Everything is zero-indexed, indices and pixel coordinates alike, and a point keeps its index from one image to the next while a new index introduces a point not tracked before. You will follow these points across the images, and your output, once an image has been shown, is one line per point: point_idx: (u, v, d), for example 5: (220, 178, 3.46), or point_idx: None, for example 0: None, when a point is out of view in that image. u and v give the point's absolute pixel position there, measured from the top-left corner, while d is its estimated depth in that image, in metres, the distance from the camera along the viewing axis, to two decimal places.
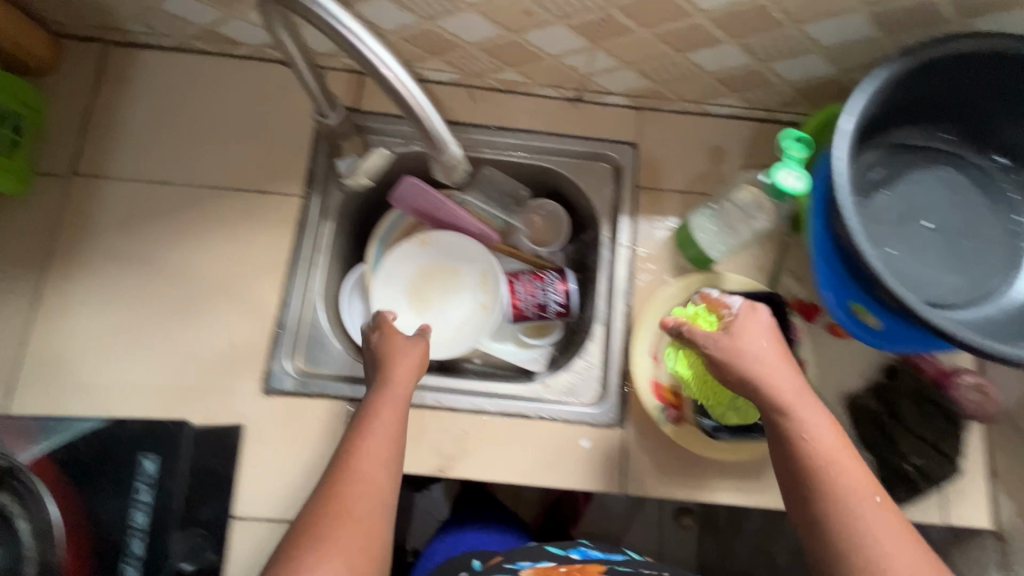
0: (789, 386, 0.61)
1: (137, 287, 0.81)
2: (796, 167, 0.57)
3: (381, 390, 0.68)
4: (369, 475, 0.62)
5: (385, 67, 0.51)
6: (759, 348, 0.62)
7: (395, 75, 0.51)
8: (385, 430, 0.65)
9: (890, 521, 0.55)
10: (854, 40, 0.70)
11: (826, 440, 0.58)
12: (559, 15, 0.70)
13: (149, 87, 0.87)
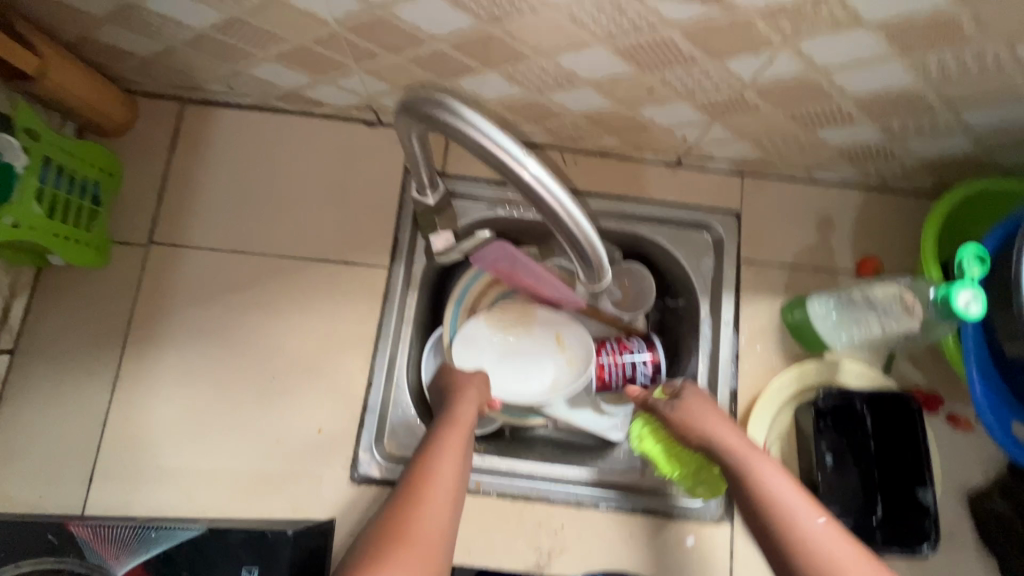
0: (745, 445, 0.64)
1: (220, 366, 0.77)
2: (975, 289, 0.53)
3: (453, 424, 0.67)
4: (434, 504, 0.59)
5: (524, 169, 0.42)
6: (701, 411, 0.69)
7: (536, 177, 0.42)
8: (451, 446, 0.64)
9: (848, 549, 0.55)
10: (1009, 124, 0.64)
11: (794, 495, 0.59)
12: (685, 94, 0.65)
13: (228, 148, 0.83)
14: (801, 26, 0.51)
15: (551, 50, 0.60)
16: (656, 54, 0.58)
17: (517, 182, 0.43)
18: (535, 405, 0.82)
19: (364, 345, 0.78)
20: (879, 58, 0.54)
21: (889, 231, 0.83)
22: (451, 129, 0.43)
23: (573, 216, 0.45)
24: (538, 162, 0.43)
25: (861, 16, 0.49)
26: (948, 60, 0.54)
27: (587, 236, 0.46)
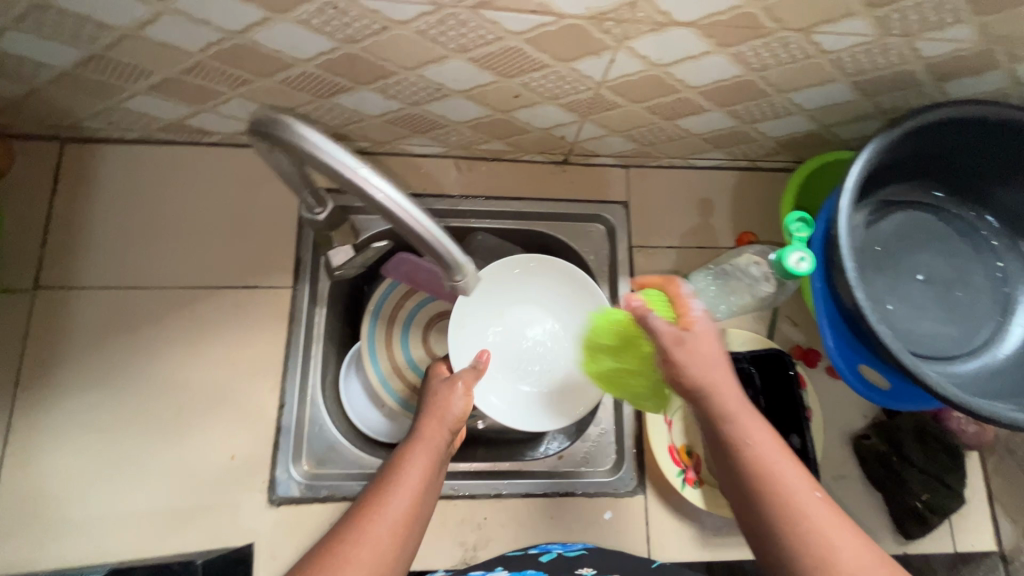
0: (730, 400, 0.56)
1: (121, 405, 0.75)
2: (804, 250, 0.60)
3: (424, 443, 0.66)
4: (380, 540, 0.55)
5: (371, 186, 0.45)
6: (707, 338, 0.59)
7: (383, 194, 0.45)
8: (420, 472, 0.62)
9: (834, 520, 0.51)
10: (834, 104, 0.72)
11: (778, 458, 0.54)
12: (549, 97, 0.70)
13: (114, 184, 0.82)
14: (628, 28, 0.56)
15: (414, 64, 0.63)
16: (510, 61, 0.62)
17: (367, 198, 0.45)
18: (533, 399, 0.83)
19: (274, 367, 0.79)
20: (705, 53, 0.60)
21: (761, 207, 0.90)
22: (298, 148, 0.45)
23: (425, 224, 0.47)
24: (386, 181, 0.45)
25: (675, 16, 0.55)
26: (762, 50, 0.60)
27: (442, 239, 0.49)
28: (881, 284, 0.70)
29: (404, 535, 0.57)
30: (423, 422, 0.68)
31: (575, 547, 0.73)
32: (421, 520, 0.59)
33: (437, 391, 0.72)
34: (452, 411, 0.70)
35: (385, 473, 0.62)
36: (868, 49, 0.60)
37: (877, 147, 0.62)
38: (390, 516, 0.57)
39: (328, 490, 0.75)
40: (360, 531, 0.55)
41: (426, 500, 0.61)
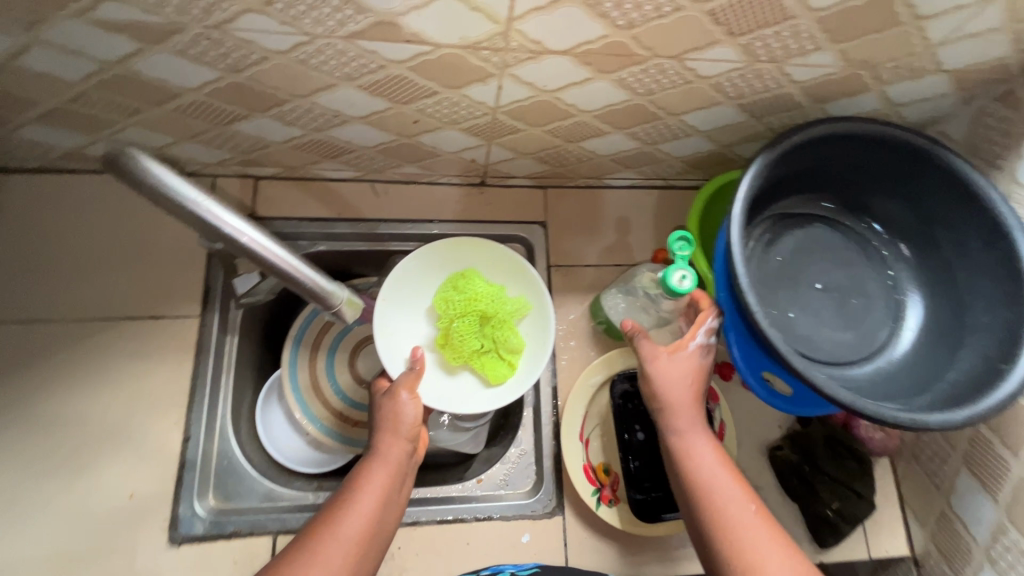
0: (684, 427, 0.65)
1: (10, 445, 0.72)
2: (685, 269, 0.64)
3: (379, 463, 0.66)
4: (332, 563, 0.58)
5: (237, 232, 0.48)
6: (678, 371, 0.66)
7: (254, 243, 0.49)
8: (374, 494, 0.63)
9: (766, 531, 0.59)
10: (726, 125, 0.75)
11: (720, 478, 0.62)
12: (448, 122, 0.71)
13: (11, 215, 0.79)
14: (505, 56, 0.58)
15: (304, 92, 0.64)
16: (399, 88, 0.63)
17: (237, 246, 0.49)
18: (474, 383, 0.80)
19: (179, 399, 0.77)
20: (587, 79, 0.62)
21: (676, 224, 0.93)
22: (156, 189, 0.44)
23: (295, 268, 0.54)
24: (251, 225, 0.49)
25: (547, 44, 0.56)
26: (641, 76, 0.62)
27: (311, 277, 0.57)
28: (783, 294, 0.76)
29: (358, 556, 0.60)
30: (378, 435, 0.68)
31: (528, 565, 0.71)
32: (375, 539, 0.62)
33: (385, 402, 0.70)
34: (405, 421, 0.68)
35: (340, 496, 0.64)
36: (742, 74, 0.63)
37: (765, 163, 0.65)
38: (345, 537, 0.60)
39: (234, 526, 0.73)
40: (310, 557, 0.58)
41: (382, 520, 0.63)
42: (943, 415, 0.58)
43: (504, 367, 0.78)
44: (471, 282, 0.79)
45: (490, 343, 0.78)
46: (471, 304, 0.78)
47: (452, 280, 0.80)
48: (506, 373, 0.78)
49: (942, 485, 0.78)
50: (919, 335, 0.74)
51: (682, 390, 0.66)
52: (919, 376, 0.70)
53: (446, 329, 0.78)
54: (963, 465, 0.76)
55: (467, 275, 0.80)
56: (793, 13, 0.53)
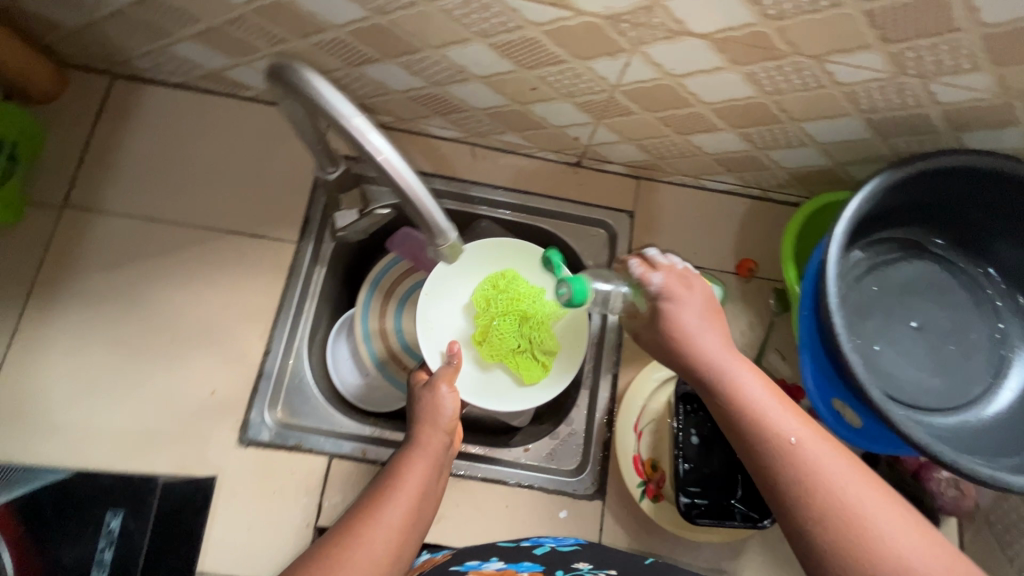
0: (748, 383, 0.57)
1: (119, 326, 0.79)
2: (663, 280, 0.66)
3: (417, 456, 0.67)
4: (371, 550, 0.56)
5: (376, 150, 0.47)
6: (695, 308, 0.63)
7: (388, 161, 0.48)
8: (414, 484, 0.64)
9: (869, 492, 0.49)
10: (847, 140, 0.72)
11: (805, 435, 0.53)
12: (564, 94, 0.72)
13: (151, 122, 0.87)
14: (642, 33, 0.58)
15: (438, 44, 0.67)
16: (528, 52, 0.65)
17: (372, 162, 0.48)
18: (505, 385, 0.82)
19: (266, 314, 0.82)
20: (718, 68, 0.61)
21: (767, 237, 0.90)
22: (309, 95, 0.47)
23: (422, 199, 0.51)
24: (388, 145, 0.48)
25: (689, 26, 0.56)
26: (774, 73, 0.61)
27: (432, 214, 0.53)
28: (871, 324, 0.70)
29: (397, 547, 0.59)
30: (419, 430, 0.70)
31: (571, 541, 0.72)
32: (412, 533, 0.61)
33: (425, 396, 0.73)
34: (444, 415, 0.71)
35: (381, 486, 0.64)
36: (882, 86, 0.60)
37: (883, 182, 0.61)
38: (389, 521, 0.59)
39: (295, 440, 0.77)
40: (349, 543, 0.56)
41: (420, 514, 0.63)
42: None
43: (538, 368, 0.81)
44: (514, 281, 0.83)
45: (528, 344, 0.81)
46: (512, 302, 0.82)
47: (492, 280, 0.84)
48: (540, 374, 0.81)
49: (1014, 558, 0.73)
50: (1021, 398, 0.66)
51: (705, 330, 0.61)
52: (1011, 441, 0.62)
53: (484, 327, 0.82)
54: None
55: (508, 275, 0.84)
56: (958, 25, 0.51)
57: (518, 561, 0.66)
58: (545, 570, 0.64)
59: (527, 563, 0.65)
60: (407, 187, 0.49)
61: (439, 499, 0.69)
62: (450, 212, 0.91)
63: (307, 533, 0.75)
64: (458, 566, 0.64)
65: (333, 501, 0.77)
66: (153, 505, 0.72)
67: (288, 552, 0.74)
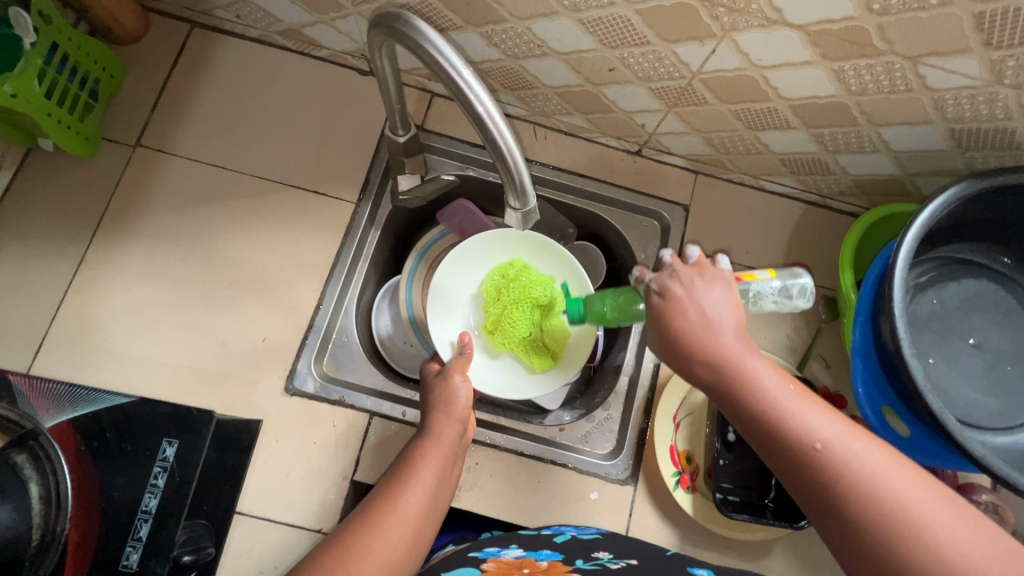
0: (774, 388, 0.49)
1: (180, 265, 0.81)
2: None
3: (432, 443, 0.68)
4: (391, 535, 0.58)
5: (477, 100, 0.47)
6: (714, 296, 0.52)
7: (486, 111, 0.47)
8: (429, 472, 0.65)
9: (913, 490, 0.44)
10: (923, 149, 0.71)
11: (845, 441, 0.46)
12: (641, 78, 0.72)
13: (226, 72, 0.89)
14: (737, 19, 0.58)
15: (525, 15, 0.67)
16: (615, 31, 0.65)
17: (470, 111, 0.47)
18: (515, 370, 0.83)
19: (320, 269, 0.83)
20: (806, 62, 0.61)
21: (822, 243, 0.89)
22: (413, 41, 0.48)
23: (512, 155, 0.50)
24: (488, 96, 0.47)
25: (787, 15, 0.56)
26: (864, 72, 0.60)
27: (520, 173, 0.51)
28: (928, 336, 0.69)
29: (416, 532, 0.60)
30: (433, 417, 0.70)
31: (593, 530, 0.73)
32: (430, 518, 0.62)
33: (437, 384, 0.73)
34: (458, 404, 0.71)
35: (399, 471, 0.65)
36: (972, 94, 0.60)
37: (960, 192, 0.60)
38: (406, 512, 0.60)
39: (339, 394, 0.79)
40: (371, 527, 0.58)
41: (436, 500, 0.64)
42: None
43: (546, 357, 0.83)
44: (524, 270, 0.83)
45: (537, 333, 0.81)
46: (524, 291, 0.81)
47: (502, 269, 0.84)
48: (550, 364, 0.82)
49: None
50: None
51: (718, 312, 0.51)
52: None
53: (496, 316, 0.81)
54: None
55: (519, 264, 0.84)
56: None
57: (537, 551, 0.66)
58: (564, 559, 0.64)
59: (545, 553, 0.65)
60: (500, 140, 0.48)
61: (454, 485, 0.70)
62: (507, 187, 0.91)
63: (343, 485, 0.76)
64: (477, 554, 0.65)
65: (370, 458, 0.78)
66: (204, 439, 0.75)
67: (324, 501, 0.75)
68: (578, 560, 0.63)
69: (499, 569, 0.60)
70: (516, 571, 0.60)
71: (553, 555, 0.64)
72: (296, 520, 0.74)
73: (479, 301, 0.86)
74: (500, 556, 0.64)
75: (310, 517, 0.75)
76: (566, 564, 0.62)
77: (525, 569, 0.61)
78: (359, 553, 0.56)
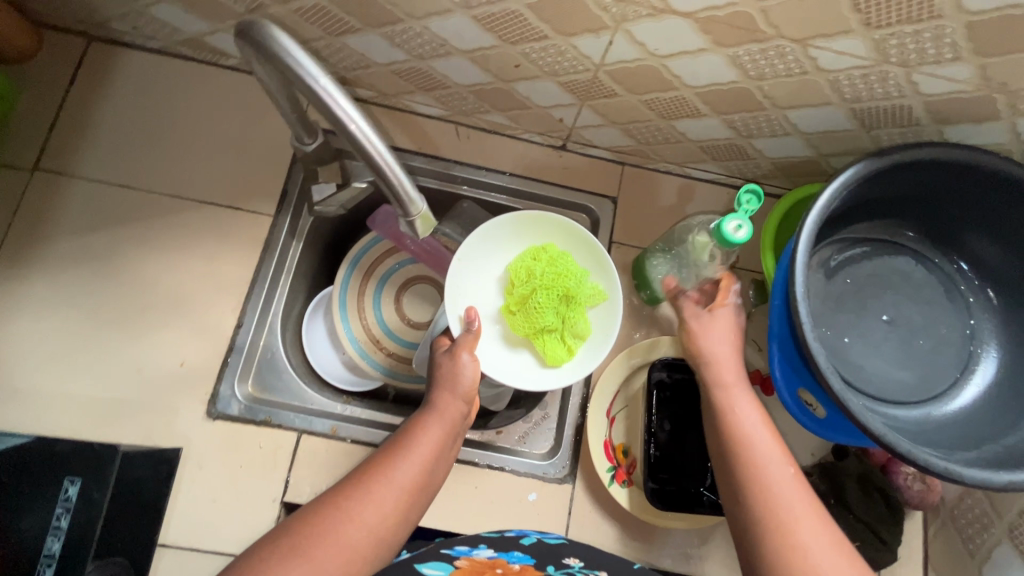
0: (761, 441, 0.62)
1: (90, 292, 0.78)
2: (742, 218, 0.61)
3: (431, 419, 0.66)
4: (386, 501, 0.58)
5: (348, 118, 0.47)
6: (717, 336, 0.70)
7: (357, 128, 0.47)
8: (429, 443, 0.64)
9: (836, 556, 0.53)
10: (830, 130, 0.71)
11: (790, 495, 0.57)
12: (548, 73, 0.71)
13: (129, 87, 0.85)
14: (625, 9, 0.57)
15: (419, 14, 0.65)
16: (511, 26, 0.64)
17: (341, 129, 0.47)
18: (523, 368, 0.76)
19: (239, 288, 0.81)
20: (701, 50, 0.61)
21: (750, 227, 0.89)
22: (275, 54, 0.47)
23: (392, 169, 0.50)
24: (358, 112, 0.47)
25: (672, 4, 0.55)
26: (759, 57, 0.60)
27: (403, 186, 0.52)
28: (842, 316, 0.69)
29: (409, 501, 0.59)
30: (437, 392, 0.68)
31: (556, 535, 0.72)
32: (423, 489, 0.61)
33: (445, 361, 0.71)
34: (464, 380, 0.69)
35: (397, 441, 0.64)
36: (864, 74, 0.60)
37: (857, 173, 0.60)
38: (397, 482, 0.59)
39: (265, 414, 0.76)
40: (361, 495, 0.57)
41: (431, 474, 0.62)
42: (980, 471, 0.53)
43: (562, 351, 0.75)
44: (559, 256, 0.78)
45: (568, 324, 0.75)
46: (557, 278, 0.76)
47: (534, 252, 0.79)
48: (564, 358, 0.75)
49: (976, 553, 0.73)
50: (986, 393, 0.66)
51: (725, 351, 0.69)
52: (972, 435, 0.62)
53: (523, 296, 0.76)
54: (1005, 537, 0.71)
55: (553, 249, 0.78)
56: (941, 13, 0.50)
57: (507, 551, 0.65)
58: (535, 565, 0.62)
59: (517, 554, 0.63)
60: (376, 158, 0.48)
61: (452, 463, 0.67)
62: (433, 190, 0.89)
63: (273, 508, 0.74)
64: (449, 550, 0.63)
65: (301, 477, 0.76)
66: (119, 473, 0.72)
67: (253, 526, 0.73)
68: (548, 568, 0.62)
69: (472, 568, 0.59)
70: (489, 571, 0.59)
71: (524, 559, 0.63)
72: (223, 548, 0.72)
73: (505, 283, 0.80)
74: (473, 554, 0.63)
75: (238, 544, 0.72)
76: (536, 570, 0.61)
77: (498, 570, 0.60)
78: (351, 521, 0.55)
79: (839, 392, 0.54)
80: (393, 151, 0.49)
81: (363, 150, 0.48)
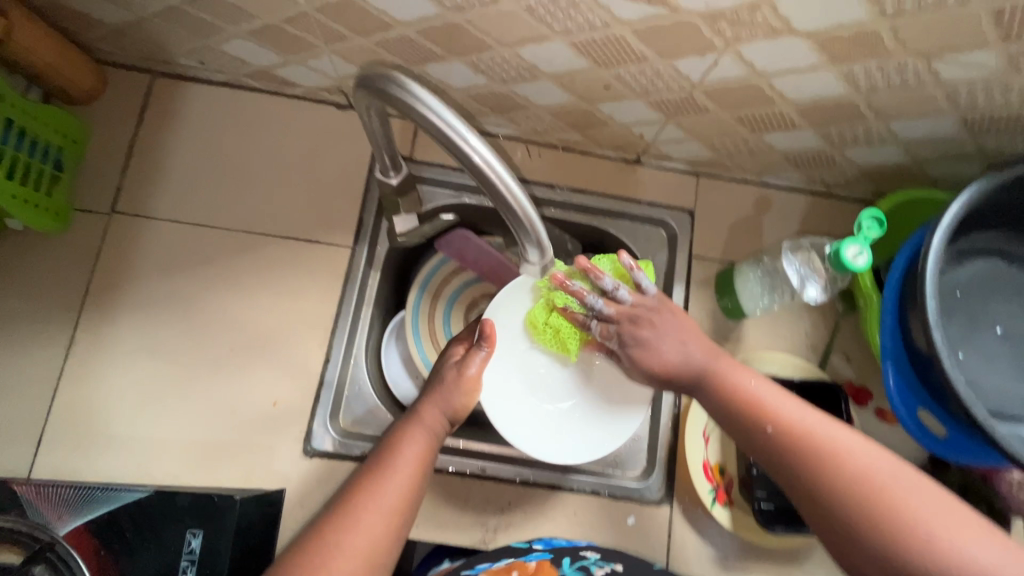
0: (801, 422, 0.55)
1: (176, 336, 0.77)
2: (862, 245, 0.63)
3: (413, 432, 0.64)
4: (375, 521, 0.57)
5: (473, 151, 0.45)
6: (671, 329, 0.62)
7: (483, 159, 0.45)
8: (414, 457, 0.62)
9: (921, 499, 0.49)
10: (934, 138, 0.69)
11: (857, 459, 0.52)
12: (639, 92, 0.69)
13: (196, 122, 0.84)
14: (741, 31, 0.55)
15: (511, 41, 0.63)
16: (610, 50, 0.61)
17: (466, 163, 0.46)
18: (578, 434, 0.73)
19: (324, 323, 0.80)
20: (813, 67, 0.58)
21: (833, 234, 0.86)
22: (400, 100, 0.46)
23: (517, 200, 0.48)
24: (485, 145, 0.46)
25: (793, 24, 0.53)
26: (874, 72, 0.58)
27: (529, 219, 0.49)
28: (956, 330, 0.67)
29: (398, 520, 0.58)
30: (421, 402, 0.67)
31: None
32: (412, 506, 0.60)
33: (446, 369, 0.69)
34: (455, 393, 0.67)
35: (382, 454, 0.62)
36: (987, 85, 0.58)
37: (981, 187, 0.58)
38: (382, 504, 0.58)
39: (361, 449, 0.76)
40: (344, 520, 0.56)
41: (417, 490, 0.61)
42: None
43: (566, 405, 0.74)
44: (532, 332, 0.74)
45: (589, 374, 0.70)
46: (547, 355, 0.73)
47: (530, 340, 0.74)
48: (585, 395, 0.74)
49: None
50: None
51: (685, 350, 0.62)
52: None
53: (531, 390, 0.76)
54: None
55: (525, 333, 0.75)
56: None
57: None
58: None
59: None
60: (504, 189, 0.46)
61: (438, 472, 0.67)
62: None
63: None
64: None
65: None
66: (230, 524, 0.67)
67: None
68: None
69: None
70: None
71: None
72: None
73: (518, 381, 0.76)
74: None
75: None
76: None
77: None
78: (337, 547, 0.54)
79: (982, 419, 0.54)
80: (520, 181, 0.47)
81: (490, 184, 0.47)
